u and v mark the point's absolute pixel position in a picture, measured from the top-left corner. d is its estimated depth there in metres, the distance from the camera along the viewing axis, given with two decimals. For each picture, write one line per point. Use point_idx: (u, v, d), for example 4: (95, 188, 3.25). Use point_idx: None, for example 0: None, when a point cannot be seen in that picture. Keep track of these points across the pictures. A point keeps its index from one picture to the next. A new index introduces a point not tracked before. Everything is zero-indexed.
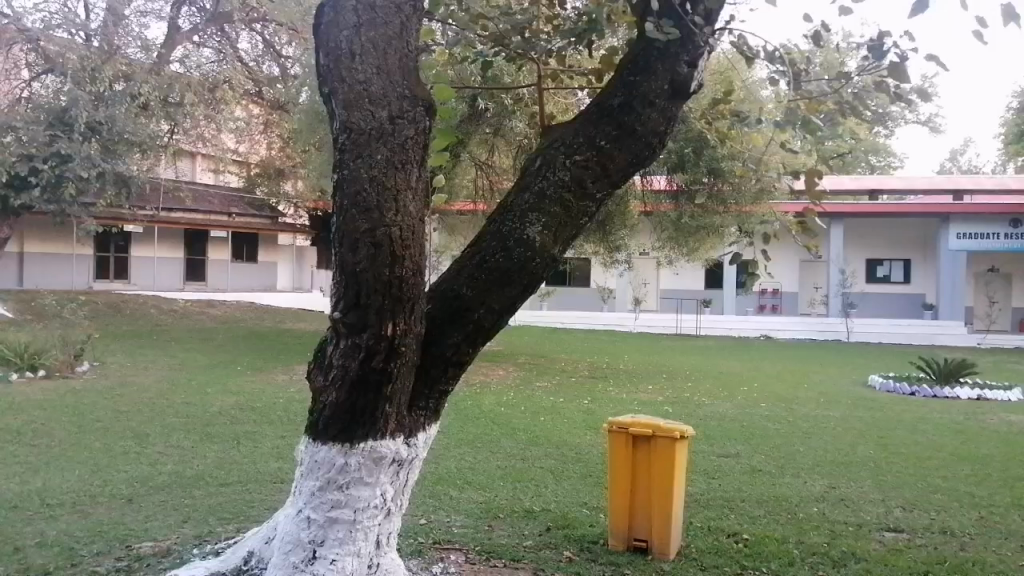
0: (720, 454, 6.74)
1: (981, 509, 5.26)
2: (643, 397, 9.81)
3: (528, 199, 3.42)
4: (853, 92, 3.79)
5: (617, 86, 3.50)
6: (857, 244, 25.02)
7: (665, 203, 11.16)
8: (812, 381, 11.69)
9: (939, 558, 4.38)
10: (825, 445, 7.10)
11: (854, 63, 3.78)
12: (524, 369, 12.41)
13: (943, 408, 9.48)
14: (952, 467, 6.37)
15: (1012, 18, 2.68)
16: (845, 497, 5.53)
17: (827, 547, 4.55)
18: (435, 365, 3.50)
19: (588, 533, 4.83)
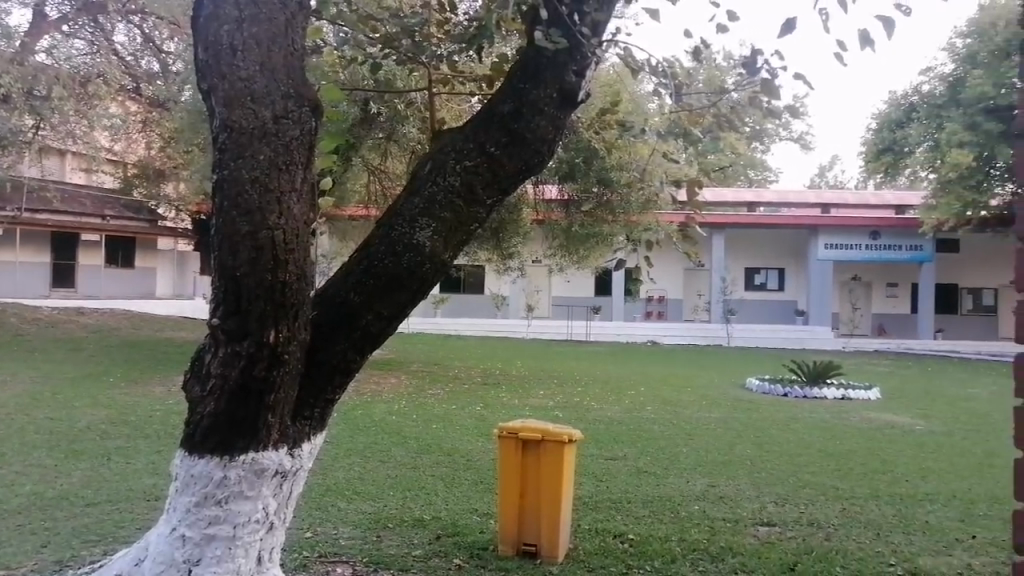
0: (608, 457, 6.90)
1: (843, 501, 5.65)
2: (534, 403, 9.91)
3: (418, 205, 3.40)
4: (730, 107, 3.98)
5: (507, 93, 3.51)
6: (736, 253, 26.34)
7: (556, 211, 11.31)
8: (695, 384, 12.19)
9: (806, 549, 4.65)
10: (705, 446, 7.39)
11: (732, 79, 3.95)
12: (416, 376, 12.31)
13: (812, 408, 10.10)
14: (818, 462, 6.80)
15: (867, 42, 2.88)
16: (723, 495, 5.78)
17: (706, 544, 4.74)
18: (321, 373, 3.41)
19: (478, 540, 4.82)
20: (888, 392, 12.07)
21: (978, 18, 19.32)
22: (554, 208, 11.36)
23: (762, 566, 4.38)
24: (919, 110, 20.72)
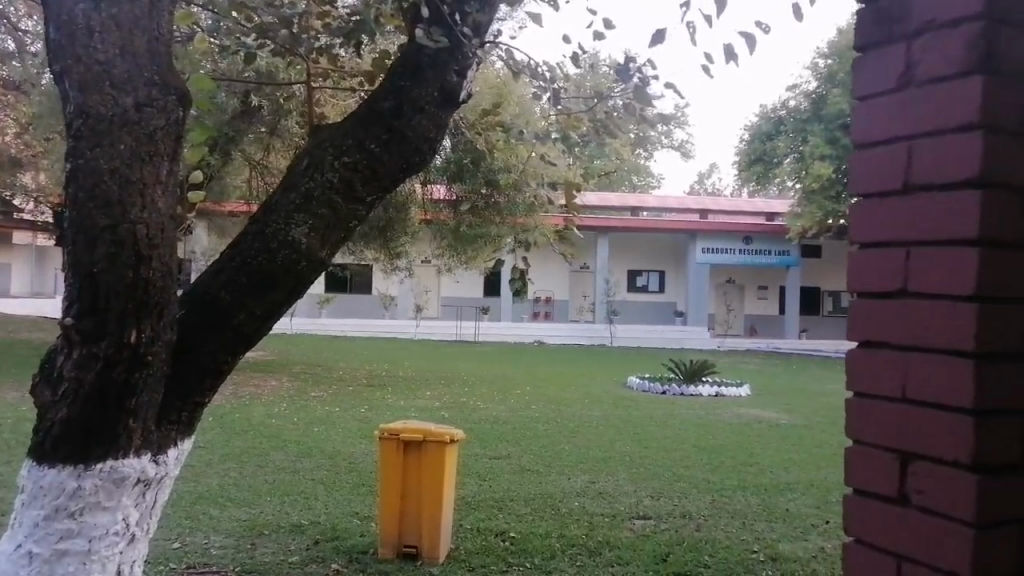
0: (492, 456, 6.95)
1: (713, 493, 5.94)
2: (420, 403, 9.85)
3: (294, 200, 3.30)
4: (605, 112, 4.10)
5: (387, 90, 3.46)
6: (620, 256, 27.20)
7: (444, 212, 11.27)
8: (578, 383, 12.47)
9: (678, 540, 4.85)
10: (586, 443, 7.57)
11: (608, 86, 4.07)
12: (298, 378, 11.95)
13: (688, 405, 10.55)
14: (691, 456, 7.12)
15: (728, 55, 3.04)
16: (602, 490, 5.94)
17: (585, 539, 4.86)
18: (188, 375, 3.25)
19: (357, 544, 4.74)
20: (758, 389, 12.79)
21: (837, 41, 20.86)
22: (442, 209, 11.34)
23: (636, 559, 4.53)
24: (785, 124, 22.11)
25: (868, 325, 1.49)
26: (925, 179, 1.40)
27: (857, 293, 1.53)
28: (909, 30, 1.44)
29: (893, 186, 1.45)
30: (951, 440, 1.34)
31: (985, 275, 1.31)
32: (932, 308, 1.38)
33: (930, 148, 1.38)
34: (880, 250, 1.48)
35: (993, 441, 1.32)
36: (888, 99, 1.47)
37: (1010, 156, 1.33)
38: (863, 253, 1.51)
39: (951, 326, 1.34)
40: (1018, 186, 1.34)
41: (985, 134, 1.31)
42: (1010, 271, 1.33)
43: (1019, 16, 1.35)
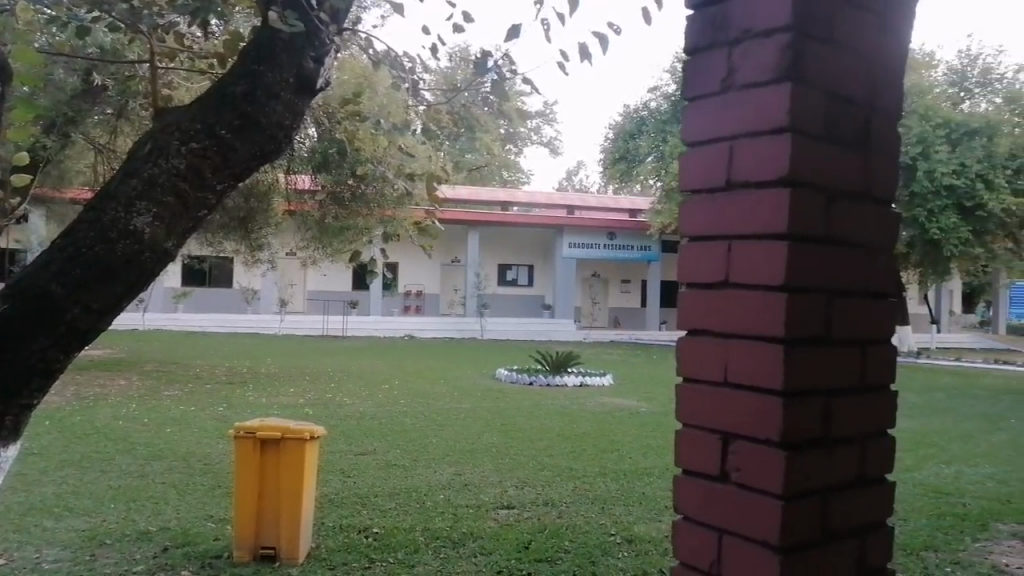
0: (357, 452, 6.84)
1: (575, 480, 6.12)
2: (282, 400, 9.54)
3: (136, 187, 3.09)
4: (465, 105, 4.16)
5: (238, 73, 3.28)
6: (490, 250, 27.49)
7: (308, 202, 10.94)
8: (447, 376, 12.51)
9: (541, 527, 4.97)
10: (454, 436, 7.60)
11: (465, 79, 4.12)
12: (150, 377, 11.26)
13: (554, 395, 10.82)
14: (554, 445, 7.31)
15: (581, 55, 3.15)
16: (468, 482, 5.99)
17: (449, 531, 4.87)
18: (12, 373, 3.01)
19: (211, 548, 4.52)
20: (620, 379, 13.30)
21: None
22: (307, 199, 11.03)
23: (498, 548, 4.59)
24: (647, 124, 23.04)
25: (693, 314, 1.58)
26: (744, 176, 1.50)
27: (685, 284, 1.62)
28: (729, 37, 1.54)
29: (716, 182, 1.55)
30: (762, 421, 1.46)
31: (792, 266, 1.43)
32: (747, 296, 1.48)
33: (749, 148, 1.48)
34: (705, 243, 1.57)
35: (797, 420, 1.45)
36: (715, 101, 1.56)
37: (815, 158, 1.46)
38: (690, 245, 1.59)
39: (763, 314, 1.45)
40: (820, 185, 1.48)
41: (794, 137, 1.43)
42: (813, 263, 1.46)
43: (821, 29, 1.48)
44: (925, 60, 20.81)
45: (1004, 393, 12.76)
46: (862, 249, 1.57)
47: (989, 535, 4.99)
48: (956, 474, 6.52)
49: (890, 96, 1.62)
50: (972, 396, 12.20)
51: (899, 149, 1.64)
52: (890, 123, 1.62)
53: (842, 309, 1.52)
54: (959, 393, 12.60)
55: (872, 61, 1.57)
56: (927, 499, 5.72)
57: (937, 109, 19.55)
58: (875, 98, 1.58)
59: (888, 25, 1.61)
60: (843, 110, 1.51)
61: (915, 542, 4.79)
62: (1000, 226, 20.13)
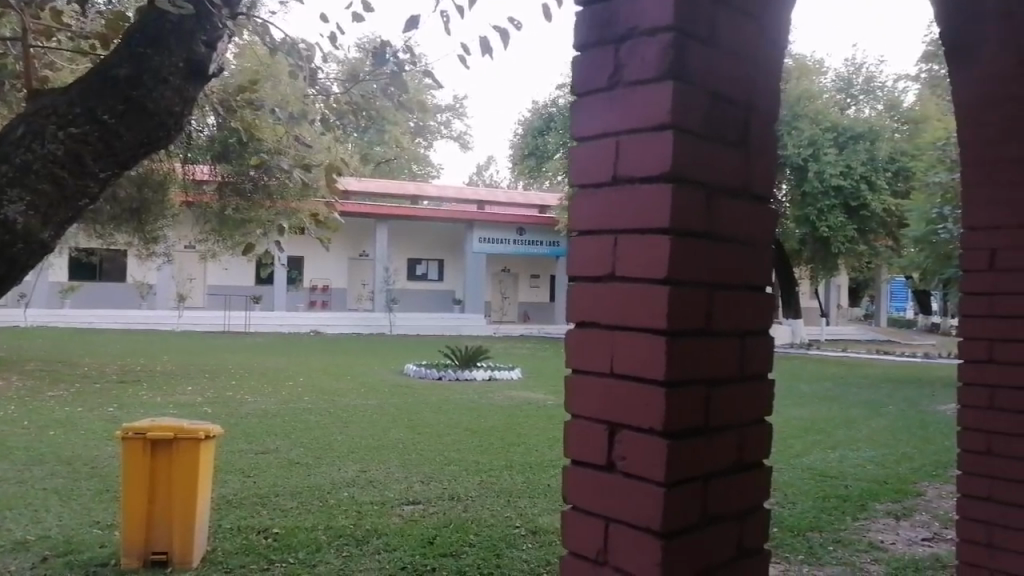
0: (257, 451, 6.64)
1: (481, 474, 6.15)
2: (179, 399, 9.16)
3: (7, 172, 2.90)
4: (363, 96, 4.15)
5: (121, 54, 3.10)
6: (400, 244, 27.25)
7: (208, 193, 10.54)
8: (354, 372, 12.32)
9: (446, 521, 4.96)
10: (359, 433, 7.47)
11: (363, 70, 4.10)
12: (31, 377, 10.57)
13: (462, 390, 10.82)
14: (462, 440, 7.31)
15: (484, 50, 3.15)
16: (373, 479, 5.91)
17: (352, 529, 4.80)
18: None
19: (96, 556, 4.29)
20: (528, 372, 13.45)
21: None
22: (205, 190, 10.60)
23: (402, 544, 4.55)
24: (556, 121, 23.32)
25: (582, 306, 1.61)
26: (628, 172, 1.53)
27: (574, 277, 1.64)
28: (616, 34, 1.57)
29: (602, 178, 1.58)
30: (646, 409, 1.49)
31: (674, 260, 1.47)
32: (630, 289, 1.52)
33: (634, 143, 1.52)
34: (593, 237, 1.60)
35: (679, 410, 1.49)
36: (603, 98, 1.59)
37: (696, 155, 1.50)
38: (577, 239, 1.62)
39: (647, 306, 1.49)
40: (701, 181, 1.52)
41: (676, 134, 1.46)
42: (693, 258, 1.51)
43: (703, 30, 1.52)
44: (815, 66, 21.93)
45: (884, 381, 13.63)
46: (740, 244, 1.63)
47: (868, 514, 5.32)
48: (840, 459, 6.92)
49: (769, 97, 1.69)
50: (856, 385, 12.97)
51: (777, 148, 1.72)
52: (769, 124, 1.69)
53: (722, 303, 1.58)
54: (845, 382, 13.37)
55: (751, 65, 1.63)
56: (813, 482, 6.04)
57: (826, 112, 20.63)
58: (754, 98, 1.65)
59: (767, 28, 1.67)
60: (723, 109, 1.57)
61: (802, 523, 5.04)
62: (882, 225, 21.47)
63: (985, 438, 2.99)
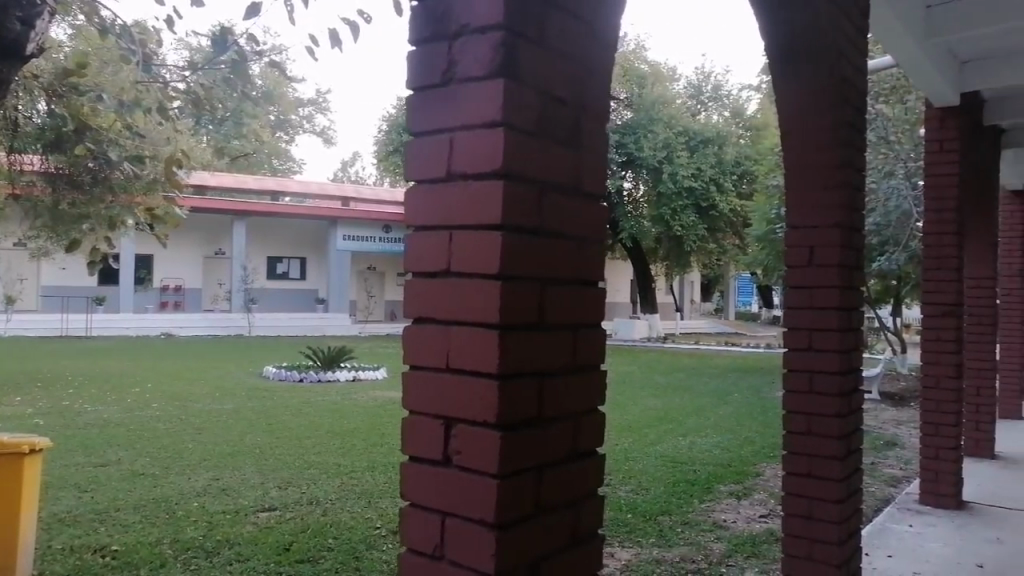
0: (97, 463, 6.18)
1: (342, 476, 6.03)
2: (5, 411, 8.35)
3: None
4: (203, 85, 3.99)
5: None
6: (258, 241, 26.21)
7: (38, 185, 9.68)
8: (208, 376, 11.74)
9: (303, 527, 4.82)
10: (212, 440, 7.11)
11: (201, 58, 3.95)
12: None
13: (324, 391, 10.55)
14: (322, 442, 7.14)
15: (332, 43, 3.09)
16: (226, 487, 5.65)
17: (201, 540, 4.56)
18: None
19: None
20: (393, 371, 13.32)
21: None
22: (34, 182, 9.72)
23: (257, 553, 4.38)
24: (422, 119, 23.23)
25: (418, 301, 1.61)
26: (461, 167, 1.55)
27: (410, 272, 1.64)
28: (449, 31, 1.58)
29: (437, 174, 1.59)
30: (480, 402, 1.51)
31: (505, 255, 1.49)
32: (465, 285, 1.53)
33: (467, 139, 1.53)
34: (429, 232, 1.60)
35: (511, 400, 1.52)
36: (436, 94, 1.60)
37: (525, 152, 1.54)
38: (414, 235, 1.62)
39: (479, 300, 1.51)
40: (533, 179, 1.56)
41: (507, 132, 1.49)
42: (525, 252, 1.54)
43: (532, 32, 1.56)
44: (668, 73, 23.15)
45: (731, 371, 14.57)
46: (572, 242, 1.69)
47: (713, 496, 5.67)
48: (689, 445, 7.31)
49: (600, 99, 1.76)
50: (705, 375, 13.79)
51: (606, 149, 1.79)
52: (599, 123, 1.76)
53: (554, 297, 1.63)
54: (695, 373, 14.18)
55: (580, 65, 1.69)
56: (665, 469, 6.36)
57: (678, 117, 21.82)
58: (585, 100, 1.71)
59: (597, 32, 1.74)
60: (554, 108, 1.61)
61: (653, 509, 5.29)
62: (729, 225, 22.90)
63: (805, 420, 3.25)
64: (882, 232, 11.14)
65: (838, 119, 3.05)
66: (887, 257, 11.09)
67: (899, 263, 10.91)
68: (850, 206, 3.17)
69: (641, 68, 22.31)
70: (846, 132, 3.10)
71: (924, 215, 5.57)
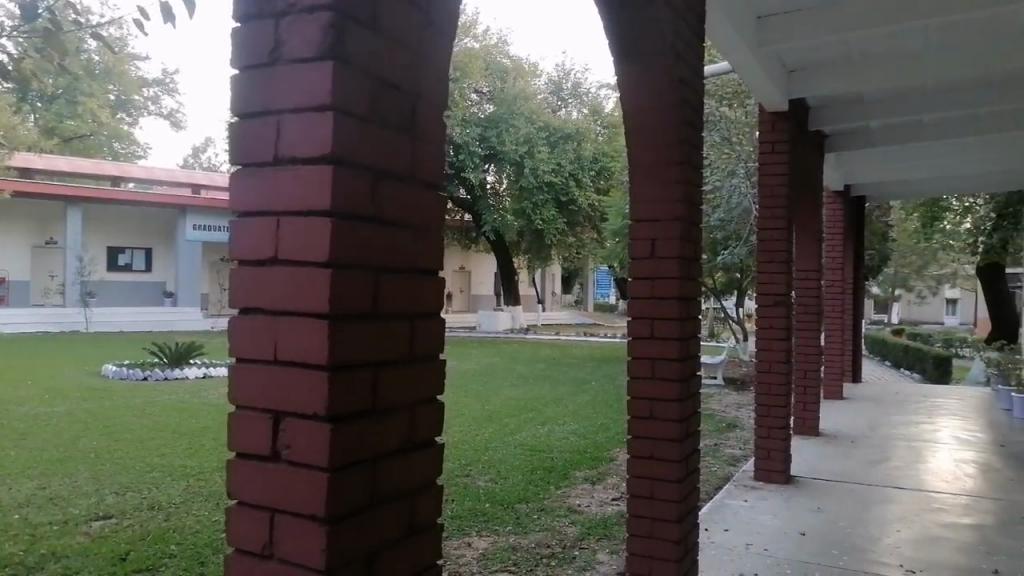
0: None
1: (189, 477, 5.72)
2: None
3: None
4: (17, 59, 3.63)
5: None
6: (96, 230, 24.33)
7: None
8: (36, 376, 10.75)
9: (142, 534, 4.53)
10: (39, 446, 6.51)
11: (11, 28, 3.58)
12: None
13: (170, 389, 9.95)
14: (168, 443, 6.73)
15: (166, 18, 2.90)
16: (53, 496, 5.19)
17: (23, 555, 4.17)
18: None
19: None
20: None
21: None
22: None
23: (89, 564, 4.06)
24: None
25: (243, 292, 1.55)
26: (289, 152, 1.49)
27: (236, 261, 1.57)
28: (275, 9, 1.52)
29: (264, 158, 1.53)
30: (308, 395, 1.46)
31: (335, 246, 1.45)
32: (291, 273, 1.47)
33: (294, 123, 1.47)
34: (255, 219, 1.54)
35: (343, 393, 1.47)
36: (261, 74, 1.53)
37: (356, 138, 1.50)
38: (241, 222, 1.55)
39: (308, 290, 1.45)
40: (364, 165, 1.53)
41: (336, 116, 1.44)
42: (355, 242, 1.50)
43: (365, 14, 1.52)
44: (530, 69, 23.59)
45: (589, 361, 15.06)
46: (409, 229, 1.67)
47: (568, 481, 5.85)
48: (548, 433, 7.50)
49: (435, 88, 1.76)
50: (565, 365, 14.19)
51: (441, 138, 1.78)
52: (435, 111, 1.76)
53: (388, 286, 1.60)
54: (555, 363, 14.54)
55: (415, 50, 1.68)
56: (524, 457, 6.48)
57: (538, 112, 22.27)
58: (419, 88, 1.69)
59: (432, 18, 1.73)
60: (388, 94, 1.59)
61: (512, 496, 5.39)
62: (587, 219, 23.66)
63: (648, 405, 3.40)
64: (725, 227, 11.88)
65: (679, 117, 3.21)
66: (730, 251, 11.87)
67: (740, 256, 11.71)
68: (688, 201, 3.34)
69: (503, 63, 22.61)
70: (686, 131, 3.26)
71: (758, 211, 5.99)
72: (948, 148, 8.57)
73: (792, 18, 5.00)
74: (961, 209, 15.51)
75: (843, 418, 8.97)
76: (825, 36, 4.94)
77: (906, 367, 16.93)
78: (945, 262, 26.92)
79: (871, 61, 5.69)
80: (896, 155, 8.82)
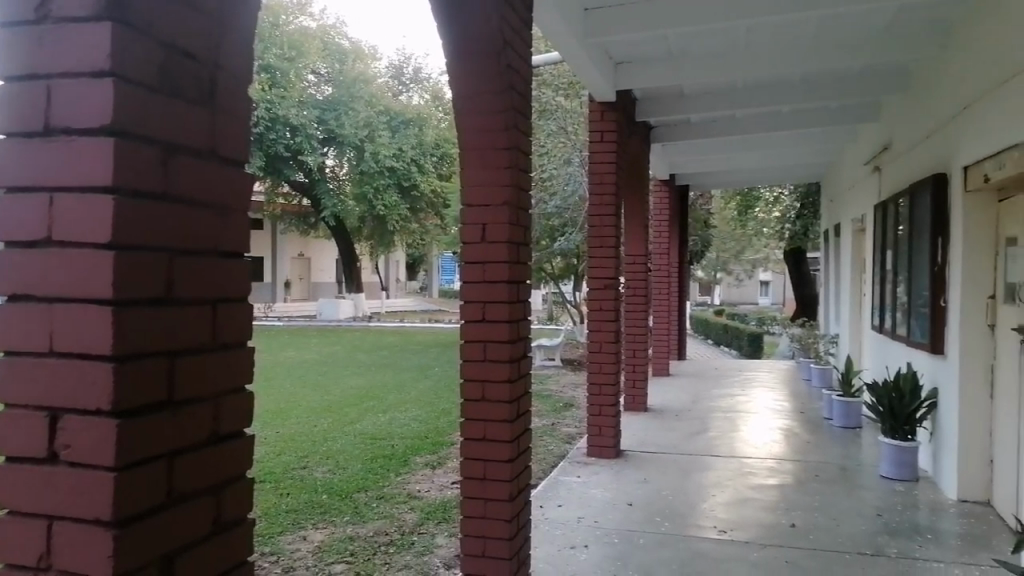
0: None
1: None
2: None
3: None
4: None
5: None
6: None
7: None
8: None
9: None
10: None
11: None
12: None
13: None
14: None
15: None
16: None
17: None
18: None
19: None
20: None
21: None
22: None
23: None
24: None
25: (11, 278, 1.39)
26: (62, 120, 1.35)
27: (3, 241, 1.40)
28: None
29: (33, 126, 1.37)
30: (90, 389, 1.33)
31: (118, 225, 1.33)
32: (69, 254, 1.33)
33: (68, 87, 1.33)
34: (24, 195, 1.38)
35: (131, 384, 1.36)
36: (29, 33, 1.38)
37: (142, 107, 1.38)
38: (6, 197, 1.39)
39: (87, 274, 1.32)
40: (153, 138, 1.41)
41: (117, 83, 1.32)
42: (144, 221, 1.38)
43: None
44: (370, 51, 23.08)
45: (432, 346, 15.06)
46: (209, 209, 1.57)
47: (408, 468, 5.82)
48: (388, 421, 7.42)
49: (237, 59, 1.66)
50: (408, 351, 14.12)
51: (246, 113, 1.69)
52: (236, 86, 1.65)
53: (186, 271, 1.50)
54: (399, 350, 14.42)
55: (213, 17, 1.57)
56: (363, 446, 6.38)
57: (380, 96, 21.86)
58: (216, 57, 1.59)
59: None
60: (180, 63, 1.48)
61: (349, 486, 5.29)
62: (430, 206, 23.56)
63: (480, 387, 3.44)
64: (562, 215, 12.29)
65: (507, 103, 3.27)
66: (567, 236, 12.28)
67: (576, 242, 12.17)
68: (517, 186, 3.40)
69: (342, 44, 21.96)
70: (514, 116, 3.32)
71: (589, 197, 6.22)
72: (759, 144, 9.33)
73: (615, 11, 5.21)
74: (771, 199, 16.95)
75: (668, 394, 9.56)
76: (645, 31, 5.19)
77: (726, 345, 18.31)
78: (759, 248, 29.36)
79: (689, 58, 6.05)
80: (713, 148, 9.47)
